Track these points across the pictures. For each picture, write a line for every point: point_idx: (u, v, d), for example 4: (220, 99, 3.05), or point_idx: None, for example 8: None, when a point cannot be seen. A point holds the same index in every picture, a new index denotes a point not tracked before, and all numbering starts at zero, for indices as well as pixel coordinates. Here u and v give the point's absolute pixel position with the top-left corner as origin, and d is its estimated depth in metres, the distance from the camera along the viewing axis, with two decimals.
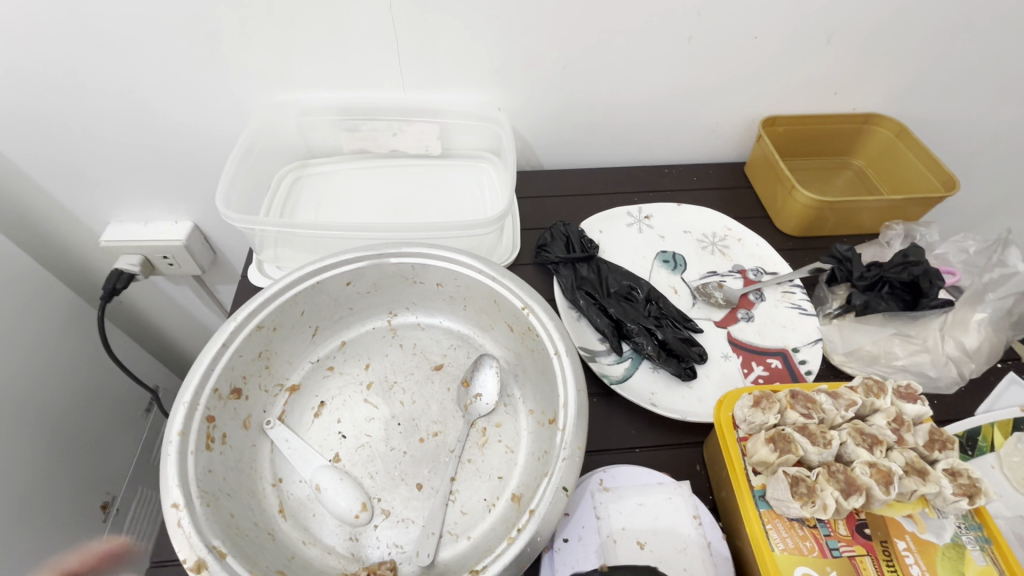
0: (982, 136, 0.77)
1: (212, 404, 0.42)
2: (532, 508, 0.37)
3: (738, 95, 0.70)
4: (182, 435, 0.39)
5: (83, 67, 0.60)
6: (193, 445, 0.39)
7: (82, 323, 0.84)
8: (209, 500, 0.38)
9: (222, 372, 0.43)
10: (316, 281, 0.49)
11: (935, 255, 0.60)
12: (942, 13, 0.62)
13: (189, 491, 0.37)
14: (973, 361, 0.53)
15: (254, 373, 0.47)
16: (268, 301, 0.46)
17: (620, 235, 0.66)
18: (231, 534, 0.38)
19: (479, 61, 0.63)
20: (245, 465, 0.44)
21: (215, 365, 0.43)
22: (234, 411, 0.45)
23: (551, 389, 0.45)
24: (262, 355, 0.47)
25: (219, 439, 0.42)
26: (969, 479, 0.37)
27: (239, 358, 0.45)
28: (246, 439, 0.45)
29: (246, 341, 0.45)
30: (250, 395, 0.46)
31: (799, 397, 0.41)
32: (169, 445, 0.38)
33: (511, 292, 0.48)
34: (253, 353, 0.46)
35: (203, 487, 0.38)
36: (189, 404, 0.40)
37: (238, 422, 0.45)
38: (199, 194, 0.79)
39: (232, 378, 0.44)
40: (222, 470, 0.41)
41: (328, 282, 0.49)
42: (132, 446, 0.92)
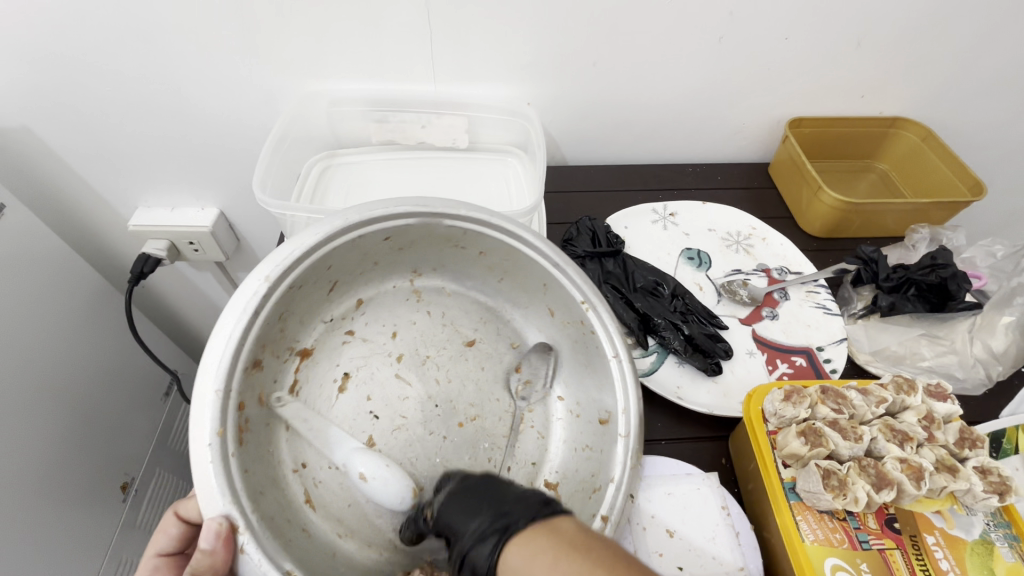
0: (1008, 142, 0.77)
1: (239, 388, 0.39)
2: (605, 516, 0.39)
3: (765, 96, 0.70)
4: (220, 435, 0.36)
5: (122, 53, 0.62)
6: (231, 446, 0.37)
7: (107, 306, 0.85)
8: (258, 506, 0.37)
9: (249, 346, 0.40)
10: (354, 238, 0.45)
11: (962, 258, 0.60)
12: (973, 18, 0.62)
13: (242, 504, 0.35)
14: (1000, 363, 0.53)
15: (272, 339, 0.44)
16: (303, 260, 0.42)
17: (645, 231, 0.66)
18: (281, 538, 0.37)
19: (510, 56, 0.64)
20: (265, 448, 0.42)
21: (242, 339, 0.39)
22: (253, 385, 0.42)
23: (598, 389, 0.47)
24: (281, 318, 0.44)
25: (246, 427, 0.40)
26: (999, 477, 0.38)
27: (265, 325, 0.41)
28: (262, 416, 0.43)
29: (275, 307, 0.41)
30: (266, 364, 0.43)
31: (830, 393, 0.41)
32: (208, 449, 0.35)
33: (572, 286, 0.47)
34: (275, 318, 0.43)
35: (247, 488, 0.37)
36: (222, 393, 0.37)
37: (255, 397, 0.42)
38: (227, 181, 0.80)
39: (255, 351, 0.41)
40: (254, 466, 0.39)
41: (367, 238, 0.46)
42: (152, 428, 0.93)
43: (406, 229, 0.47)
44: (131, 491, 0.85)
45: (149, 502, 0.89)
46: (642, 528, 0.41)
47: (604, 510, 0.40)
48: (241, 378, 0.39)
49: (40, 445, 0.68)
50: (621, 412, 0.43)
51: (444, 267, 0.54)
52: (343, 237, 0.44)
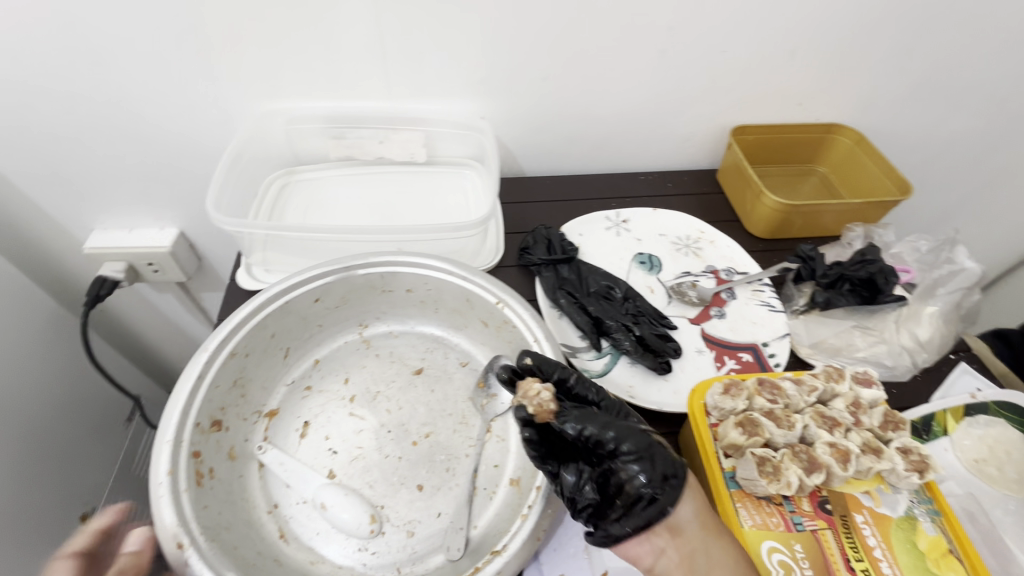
0: (935, 145, 0.83)
1: (196, 439, 0.41)
2: (525, 513, 0.39)
3: (709, 106, 0.73)
4: (172, 474, 0.38)
5: (73, 76, 0.62)
6: (185, 483, 0.38)
7: (64, 331, 0.84)
8: (212, 536, 0.38)
9: (202, 405, 0.43)
10: (285, 300, 0.49)
11: (892, 254, 0.64)
12: (892, 31, 0.67)
13: (191, 530, 0.36)
14: (925, 351, 0.56)
15: (231, 403, 0.46)
16: (237, 327, 0.46)
17: (599, 238, 0.69)
18: (240, 566, 0.38)
19: (462, 73, 0.66)
20: (237, 495, 0.43)
21: (193, 400, 0.42)
22: (217, 444, 0.44)
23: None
24: (237, 383, 0.47)
25: (208, 473, 0.41)
26: (919, 456, 0.40)
27: (216, 389, 0.44)
28: (233, 470, 0.45)
29: (220, 369, 0.44)
30: (230, 425, 0.46)
31: (766, 385, 0.44)
32: (159, 487, 0.37)
33: (483, 289, 0.51)
34: (229, 382, 0.46)
35: (203, 523, 0.38)
36: (173, 441, 0.39)
37: (223, 454, 0.44)
38: (185, 201, 0.80)
39: (212, 410, 0.44)
40: (215, 505, 0.40)
41: (296, 301, 0.50)
42: (113, 455, 0.91)
43: (330, 285, 0.51)
44: (91, 521, 0.83)
45: None
46: None
47: (540, 481, 0.41)
48: (195, 429, 0.41)
49: None
50: None
51: (385, 312, 0.56)
52: (274, 302, 0.48)
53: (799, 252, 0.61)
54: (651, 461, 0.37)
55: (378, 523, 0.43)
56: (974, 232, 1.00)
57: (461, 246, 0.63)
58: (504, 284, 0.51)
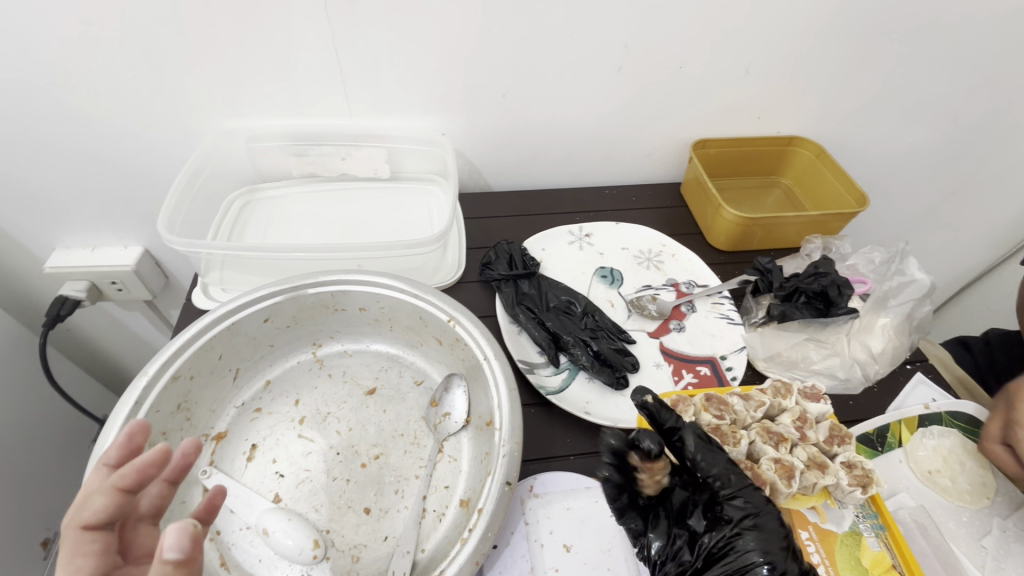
0: (895, 156, 0.84)
1: None
2: (464, 537, 0.38)
3: (670, 121, 0.74)
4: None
5: (28, 95, 0.61)
6: None
7: (25, 352, 0.82)
8: None
9: None
10: (231, 322, 0.48)
11: (848, 266, 0.64)
12: (845, 47, 0.69)
13: None
14: (878, 363, 0.57)
15: (174, 428, 0.45)
16: (181, 350, 0.45)
17: (561, 252, 0.69)
18: None
19: (423, 90, 0.67)
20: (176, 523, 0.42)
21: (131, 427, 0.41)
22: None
23: (485, 393, 0.48)
24: (181, 408, 0.46)
25: None
26: (863, 470, 0.40)
27: (156, 414, 0.43)
28: (174, 496, 0.43)
29: (162, 394, 0.44)
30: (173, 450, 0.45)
31: (713, 401, 0.44)
32: None
33: (435, 307, 0.51)
34: (171, 407, 0.45)
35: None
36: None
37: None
38: (148, 219, 0.79)
39: (152, 436, 0.43)
40: None
41: (245, 321, 0.49)
42: (75, 478, 0.89)
43: (279, 305, 0.50)
44: (51, 547, 0.81)
45: None
46: (540, 545, 0.42)
47: (481, 503, 0.40)
48: None
49: None
50: (495, 407, 0.44)
51: (341, 331, 0.55)
52: (220, 323, 0.47)
53: (756, 265, 0.62)
54: (779, 548, 0.34)
55: (322, 549, 0.42)
56: (938, 242, 1.02)
57: (421, 262, 0.63)
58: (457, 302, 0.51)
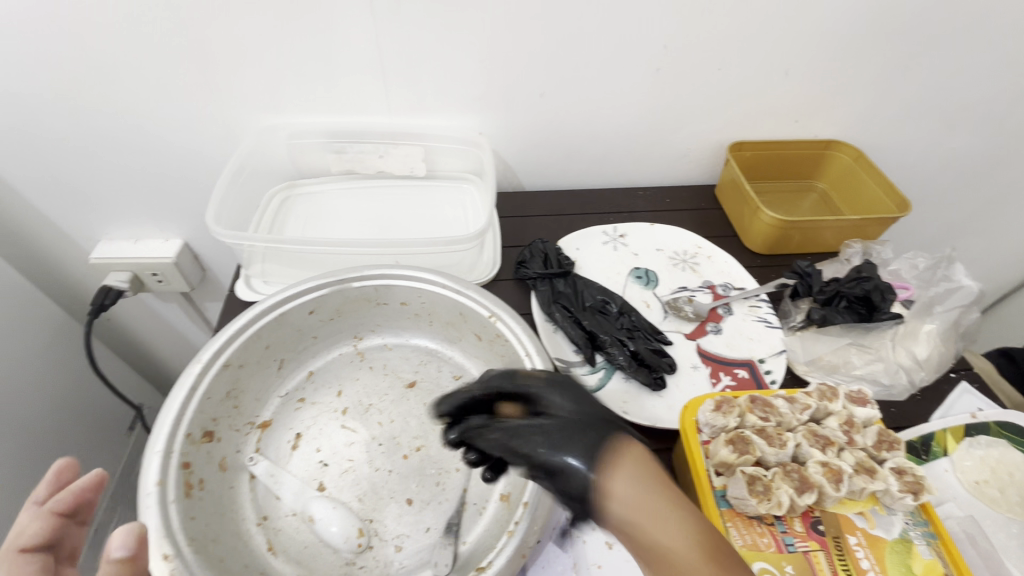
0: (937, 162, 0.82)
1: (186, 449, 0.42)
2: (511, 530, 0.38)
3: (707, 123, 0.74)
4: (160, 485, 0.38)
5: (83, 90, 0.63)
6: (173, 493, 0.39)
7: (69, 339, 0.85)
8: (198, 548, 0.38)
9: (193, 416, 0.43)
10: (279, 313, 0.49)
11: (890, 271, 0.63)
12: (887, 49, 0.68)
13: (177, 541, 0.36)
14: (923, 370, 0.56)
15: (223, 415, 0.46)
16: (231, 340, 0.46)
17: (596, 252, 0.69)
18: None
19: (462, 90, 0.67)
20: (226, 507, 0.43)
21: (185, 412, 0.42)
22: (208, 454, 0.44)
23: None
24: (230, 395, 0.47)
25: (197, 485, 0.42)
26: (914, 477, 0.40)
27: (208, 400, 0.45)
28: (223, 481, 0.45)
29: (213, 381, 0.45)
30: (222, 436, 0.46)
31: (758, 402, 0.43)
32: (147, 497, 0.37)
33: (477, 303, 0.51)
34: (221, 394, 0.46)
35: (191, 536, 0.38)
36: (163, 452, 0.39)
37: (213, 465, 0.44)
38: (190, 212, 0.81)
39: (204, 421, 0.44)
40: (203, 516, 0.40)
41: (292, 313, 0.50)
42: (112, 464, 0.91)
43: (324, 297, 0.51)
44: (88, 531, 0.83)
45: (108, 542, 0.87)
46: (582, 540, 0.42)
47: (527, 497, 0.40)
48: (186, 441, 0.42)
49: None
50: None
51: (381, 325, 0.56)
52: (268, 313, 0.48)
53: (794, 269, 0.61)
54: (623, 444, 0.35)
55: (366, 537, 0.43)
56: (979, 249, 0.99)
57: (458, 259, 0.64)
58: (498, 298, 0.52)
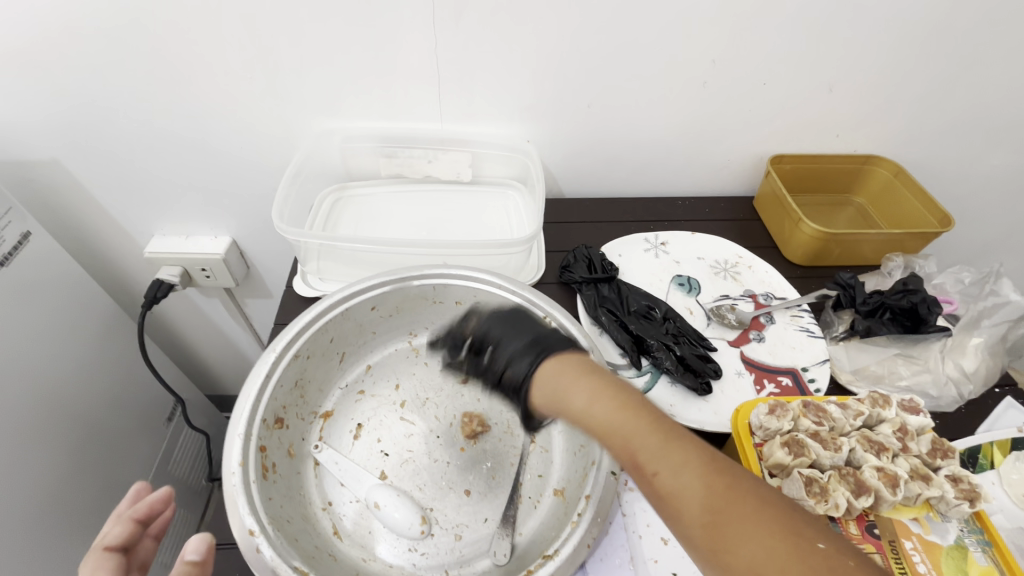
0: (975, 178, 0.83)
1: (262, 434, 0.44)
2: (575, 521, 0.41)
3: (747, 136, 0.76)
4: (243, 465, 0.40)
5: (156, 93, 0.67)
6: (254, 475, 0.41)
7: (119, 329, 0.88)
8: (278, 526, 0.40)
9: (268, 403, 0.45)
10: (344, 307, 0.51)
11: (934, 285, 0.64)
12: (928, 69, 0.69)
13: (261, 518, 0.38)
14: (972, 382, 0.56)
15: (292, 403, 0.49)
16: (301, 331, 0.49)
17: (638, 259, 0.70)
18: (303, 557, 0.39)
19: (511, 99, 0.70)
20: (295, 490, 0.45)
21: (261, 398, 0.45)
22: (279, 440, 0.46)
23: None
24: (298, 384, 0.49)
25: (272, 467, 0.44)
26: (969, 485, 0.41)
27: (280, 388, 0.47)
28: (292, 466, 0.47)
29: (285, 370, 0.47)
30: (290, 423, 0.48)
31: (811, 407, 0.44)
32: (232, 476, 0.39)
33: (531, 304, 0.53)
34: (291, 383, 0.48)
35: (271, 514, 0.40)
36: (244, 434, 0.42)
37: (283, 450, 0.46)
38: (242, 211, 0.84)
39: (276, 408, 0.46)
40: (278, 497, 0.43)
41: (355, 308, 0.52)
42: (154, 453, 0.94)
43: (386, 294, 0.53)
44: None
45: None
46: (639, 536, 0.43)
47: (588, 490, 0.42)
48: (262, 425, 0.44)
49: (45, 468, 0.70)
50: None
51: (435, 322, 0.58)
52: (336, 307, 0.51)
53: (837, 279, 0.62)
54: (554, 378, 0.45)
55: (428, 525, 0.44)
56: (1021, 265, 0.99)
57: (505, 262, 0.66)
58: (552, 300, 0.54)
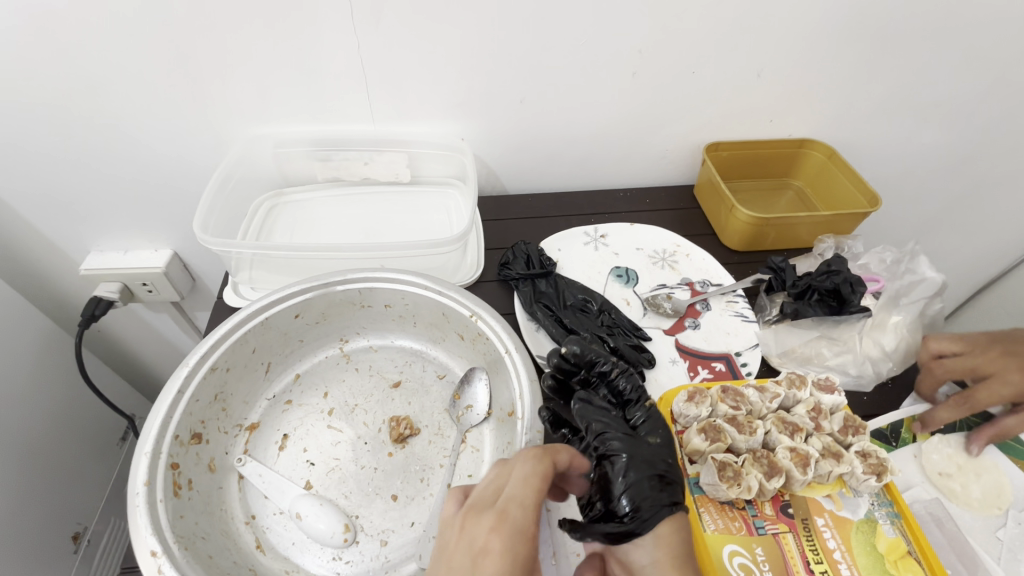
0: (908, 159, 0.85)
1: (174, 451, 0.43)
2: None
3: (684, 125, 0.76)
4: (149, 485, 0.39)
5: (72, 104, 0.64)
6: (161, 494, 0.40)
7: (58, 351, 0.85)
8: (186, 545, 0.39)
9: (181, 418, 0.44)
10: (264, 317, 0.50)
11: (861, 265, 0.66)
12: (858, 52, 0.70)
13: (166, 539, 0.37)
14: (891, 361, 0.58)
15: (211, 417, 0.48)
16: (217, 344, 0.48)
17: (577, 253, 0.71)
18: (215, 574, 0.39)
19: (444, 96, 0.69)
20: (214, 507, 0.44)
21: (173, 414, 0.44)
22: (196, 456, 0.45)
23: (506, 385, 0.50)
24: (218, 398, 0.48)
25: (186, 485, 0.43)
26: (878, 459, 0.42)
27: (196, 403, 0.46)
28: (212, 481, 0.46)
29: (201, 385, 0.46)
30: (210, 438, 0.47)
31: (729, 392, 0.45)
32: (136, 496, 0.38)
33: (458, 303, 0.53)
34: (209, 397, 0.47)
35: (179, 533, 0.39)
36: (151, 453, 0.41)
37: (201, 466, 0.45)
38: (179, 222, 0.82)
39: (192, 424, 0.45)
40: (192, 515, 0.42)
41: (277, 317, 0.52)
42: (106, 474, 0.92)
43: (310, 302, 0.53)
44: (82, 542, 0.84)
45: (102, 552, 0.88)
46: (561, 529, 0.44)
47: None
48: (174, 441, 0.43)
49: None
50: (518, 398, 0.47)
51: (367, 327, 0.58)
52: (255, 318, 0.50)
53: (770, 262, 0.64)
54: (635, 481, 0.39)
55: (351, 533, 0.44)
56: (953, 244, 1.02)
57: (443, 262, 0.64)
58: (478, 299, 0.53)
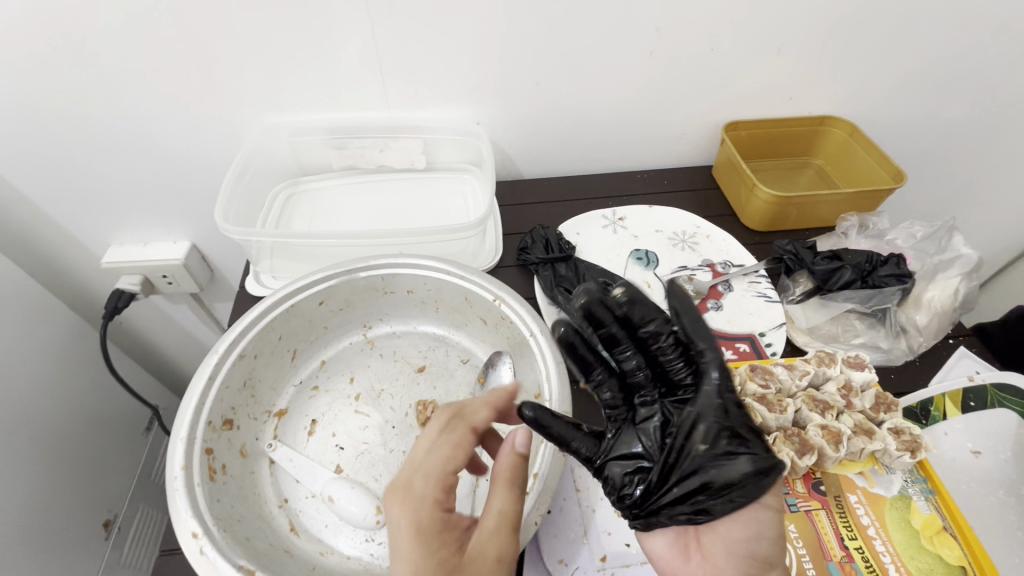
0: (933, 133, 0.83)
1: (207, 436, 0.44)
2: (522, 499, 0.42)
3: (702, 104, 0.75)
4: (185, 469, 0.40)
5: (88, 98, 0.64)
6: (198, 478, 0.41)
7: (82, 344, 0.86)
8: (225, 527, 0.40)
9: (214, 404, 0.45)
10: (290, 304, 0.51)
11: (888, 241, 0.67)
12: (881, 24, 0.68)
13: (206, 521, 0.38)
14: (922, 335, 0.59)
15: (242, 403, 0.48)
16: (245, 332, 0.48)
17: (596, 236, 0.70)
18: (253, 556, 0.39)
19: (459, 80, 0.68)
20: (248, 491, 0.45)
21: (205, 401, 0.44)
22: (228, 441, 0.46)
23: (532, 369, 0.50)
24: (247, 384, 0.49)
25: (220, 469, 0.44)
26: (911, 436, 0.41)
27: (226, 390, 0.46)
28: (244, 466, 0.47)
29: (230, 372, 0.47)
30: (241, 424, 0.48)
31: (758, 371, 0.45)
32: (174, 480, 0.39)
33: (480, 287, 0.53)
34: (238, 384, 0.48)
35: (216, 516, 0.40)
36: (187, 438, 0.41)
37: (234, 451, 0.46)
38: (196, 214, 0.82)
39: (223, 410, 0.46)
40: (228, 498, 0.43)
41: (302, 305, 0.52)
42: (133, 464, 0.94)
43: (334, 288, 0.53)
44: (113, 529, 0.86)
45: (132, 539, 0.90)
46: (592, 509, 0.48)
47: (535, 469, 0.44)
48: (207, 428, 0.44)
49: (23, 487, 0.69)
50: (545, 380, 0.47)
51: (390, 314, 0.58)
52: (281, 306, 0.50)
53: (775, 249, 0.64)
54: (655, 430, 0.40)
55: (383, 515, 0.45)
56: (976, 220, 1.01)
57: (462, 247, 0.64)
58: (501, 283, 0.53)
